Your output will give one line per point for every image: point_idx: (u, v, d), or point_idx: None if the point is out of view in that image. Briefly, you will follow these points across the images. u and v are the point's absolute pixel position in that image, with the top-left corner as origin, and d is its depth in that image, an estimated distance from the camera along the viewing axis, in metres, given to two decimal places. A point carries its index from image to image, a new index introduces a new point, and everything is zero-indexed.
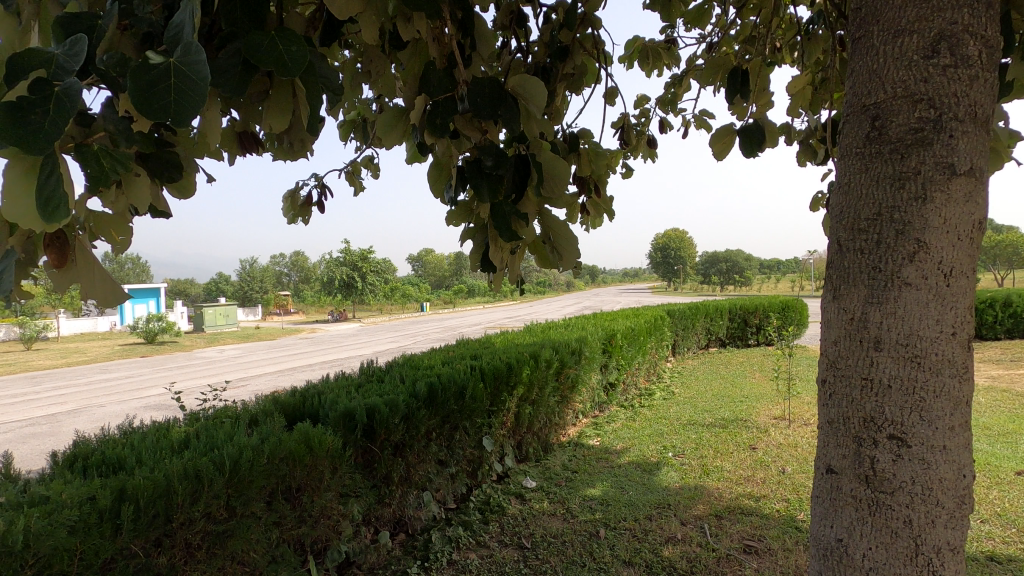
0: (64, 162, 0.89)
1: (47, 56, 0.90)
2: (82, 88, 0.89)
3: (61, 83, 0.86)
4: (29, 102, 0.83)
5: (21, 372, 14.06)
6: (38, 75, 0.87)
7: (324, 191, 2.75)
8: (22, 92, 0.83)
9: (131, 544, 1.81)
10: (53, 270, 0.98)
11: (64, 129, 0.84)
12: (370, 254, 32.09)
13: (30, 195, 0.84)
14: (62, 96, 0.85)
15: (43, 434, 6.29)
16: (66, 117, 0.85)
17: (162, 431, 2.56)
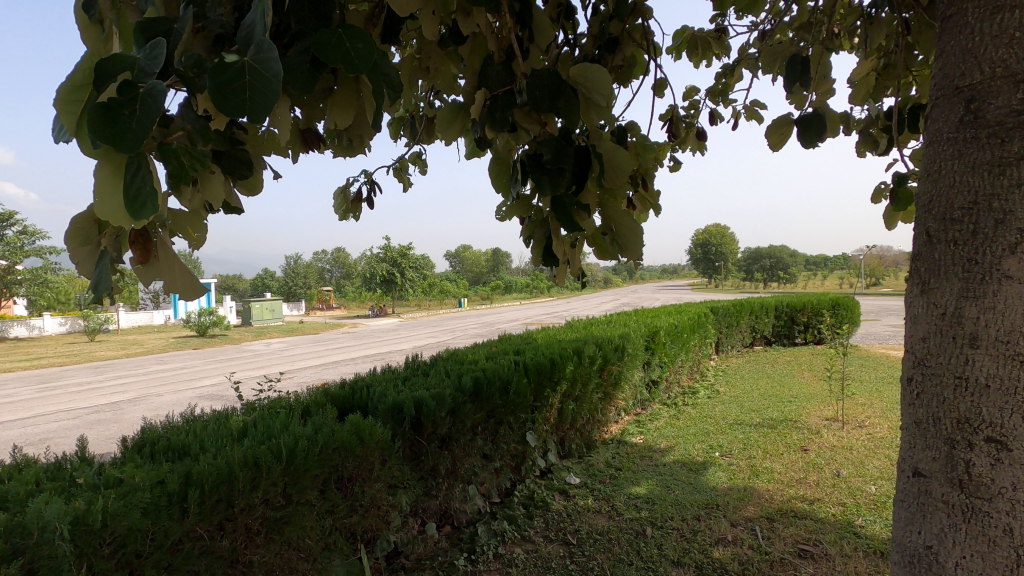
0: (148, 158, 0.94)
1: (130, 61, 0.93)
2: (163, 90, 0.93)
3: (146, 85, 0.91)
4: (118, 103, 0.88)
5: (85, 362, 14.86)
6: (124, 79, 0.91)
7: (373, 187, 2.81)
8: (112, 94, 0.87)
9: (197, 527, 1.88)
10: (137, 266, 1.04)
11: (149, 129, 0.88)
12: (409, 250, 32.48)
13: (119, 193, 0.89)
14: (146, 98, 0.90)
15: (107, 421, 6.64)
16: (150, 117, 0.89)
17: (221, 419, 2.66)
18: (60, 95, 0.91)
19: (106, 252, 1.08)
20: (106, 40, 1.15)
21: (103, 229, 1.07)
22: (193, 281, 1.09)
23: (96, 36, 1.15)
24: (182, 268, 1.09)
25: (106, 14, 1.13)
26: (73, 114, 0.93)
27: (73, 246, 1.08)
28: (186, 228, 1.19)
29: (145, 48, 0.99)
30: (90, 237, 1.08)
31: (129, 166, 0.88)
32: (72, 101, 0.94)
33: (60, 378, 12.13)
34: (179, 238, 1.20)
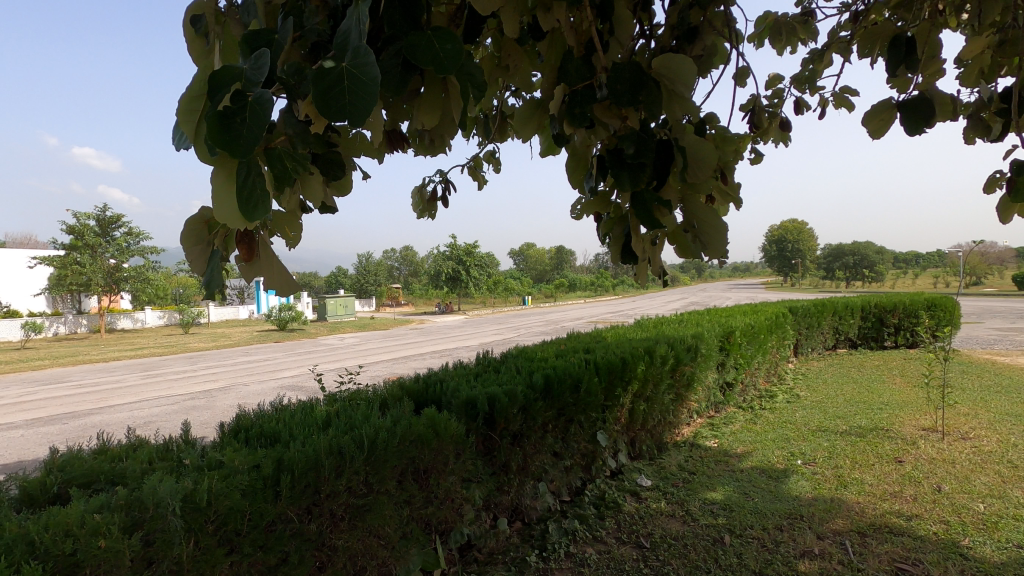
0: (257, 162, 1.00)
1: (239, 71, 0.99)
2: (269, 98, 0.98)
3: (254, 94, 0.97)
4: (232, 112, 0.94)
5: (181, 353, 16.17)
6: (234, 89, 0.98)
7: (448, 186, 2.86)
8: (227, 104, 0.94)
9: (287, 510, 1.98)
10: (243, 264, 1.12)
11: (258, 136, 0.94)
12: (474, 249, 32.88)
13: (232, 195, 0.97)
14: (254, 105, 0.96)
15: (202, 407, 7.17)
16: (259, 123, 0.94)
17: (307, 409, 2.81)
18: (181, 106, 0.98)
19: (217, 252, 1.17)
20: (211, 52, 1.24)
21: (215, 230, 1.16)
22: (291, 279, 1.15)
23: (202, 49, 1.25)
24: (281, 267, 1.16)
25: (211, 29, 1.23)
26: (191, 121, 1.01)
27: (188, 246, 1.17)
28: (284, 228, 1.26)
29: (251, 57, 1.05)
30: (202, 237, 1.17)
31: (241, 171, 0.95)
32: (190, 110, 1.01)
33: (161, 366, 13.25)
34: (279, 238, 1.28)
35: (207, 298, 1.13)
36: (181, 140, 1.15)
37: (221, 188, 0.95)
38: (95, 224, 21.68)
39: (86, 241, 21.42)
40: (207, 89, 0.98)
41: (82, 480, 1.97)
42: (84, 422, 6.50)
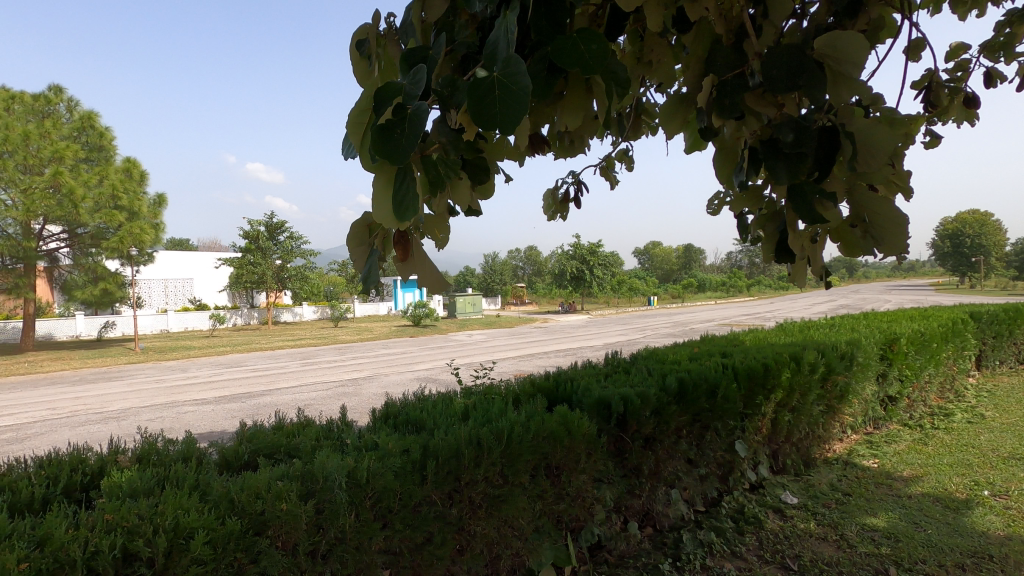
0: (412, 170, 1.09)
1: (399, 86, 1.09)
2: (425, 110, 1.07)
3: (413, 107, 1.06)
4: (393, 124, 1.03)
5: (332, 344, 18.03)
6: (396, 103, 1.07)
7: (580, 187, 2.87)
8: (389, 117, 1.04)
9: (432, 494, 2.12)
10: (399, 261, 1.22)
11: (415, 145, 1.02)
12: (599, 248, 32.43)
13: (389, 200, 1.07)
14: (412, 117, 1.04)
15: (351, 394, 7.94)
16: (416, 133, 1.03)
17: (447, 400, 3.00)
18: (353, 122, 1.10)
19: (375, 251, 1.29)
20: (373, 71, 1.37)
21: (374, 233, 1.30)
22: (438, 278, 1.23)
23: (365, 69, 1.39)
24: (430, 265, 1.24)
25: (374, 50, 1.36)
26: (359, 133, 1.12)
27: (352, 246, 1.30)
28: (433, 229, 1.35)
29: (409, 73, 1.14)
30: (363, 239, 1.30)
31: (399, 178, 1.05)
32: (357, 124, 1.13)
33: (315, 356, 14.87)
34: (429, 239, 1.38)
35: (365, 293, 1.25)
36: (348, 151, 1.28)
37: (381, 194, 1.05)
38: (264, 230, 24.92)
39: (258, 244, 24.69)
40: (374, 103, 1.08)
41: (265, 450, 2.29)
42: (258, 402, 7.51)
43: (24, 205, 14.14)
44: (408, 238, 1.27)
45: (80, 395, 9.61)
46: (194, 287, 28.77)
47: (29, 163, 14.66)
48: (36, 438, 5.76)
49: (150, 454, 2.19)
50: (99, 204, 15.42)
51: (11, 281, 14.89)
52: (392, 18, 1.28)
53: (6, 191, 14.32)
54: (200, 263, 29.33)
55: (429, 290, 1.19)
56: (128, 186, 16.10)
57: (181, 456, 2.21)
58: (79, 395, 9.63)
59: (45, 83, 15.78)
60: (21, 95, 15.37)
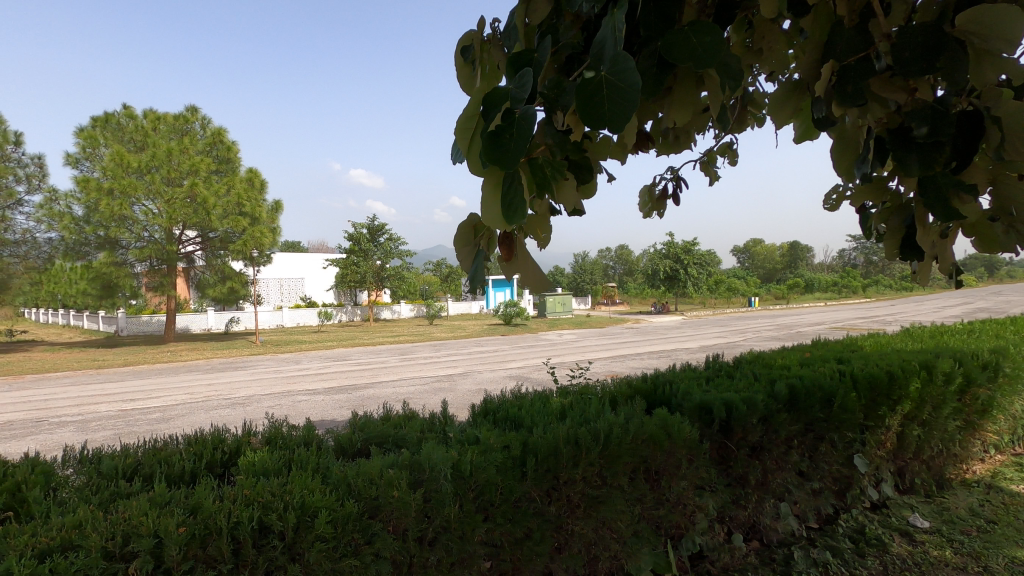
0: (517, 172, 1.12)
1: (506, 92, 1.11)
2: (532, 113, 1.09)
3: (520, 111, 1.08)
4: (501, 130, 1.06)
5: (429, 341, 18.81)
6: (504, 108, 1.10)
7: (679, 183, 2.78)
8: (498, 123, 1.06)
9: (531, 491, 2.15)
10: (504, 261, 1.26)
11: (523, 148, 1.05)
12: (694, 246, 31.12)
13: (497, 203, 1.10)
14: (518, 120, 1.07)
15: (447, 389, 8.25)
16: (524, 136, 1.05)
17: (544, 399, 3.03)
18: (462, 130, 1.14)
19: (481, 251, 1.34)
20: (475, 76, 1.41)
21: (479, 233, 1.34)
22: (540, 277, 1.25)
23: (468, 75, 1.43)
24: (534, 265, 1.27)
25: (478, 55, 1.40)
26: (467, 140, 1.16)
27: (459, 246, 1.35)
28: (536, 229, 1.37)
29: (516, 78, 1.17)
30: (469, 240, 1.35)
31: (506, 181, 1.07)
32: (466, 130, 1.18)
33: (413, 352, 15.59)
34: (531, 238, 1.40)
35: (470, 291, 1.30)
36: (457, 154, 1.34)
37: (490, 197, 1.09)
38: (367, 232, 26.46)
39: (360, 246, 26.29)
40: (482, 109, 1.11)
41: (376, 440, 2.44)
42: (363, 394, 8.02)
43: (167, 212, 16.07)
44: (512, 238, 1.30)
45: (212, 382, 10.77)
46: (305, 286, 31.18)
47: (171, 175, 16.64)
48: (178, 419, 6.51)
49: (276, 438, 2.41)
50: (227, 211, 17.13)
51: (157, 280, 16.99)
52: (496, 24, 1.30)
53: (153, 201, 16.33)
54: (311, 264, 31.76)
55: (532, 290, 1.22)
56: (250, 195, 17.72)
57: (304, 440, 2.41)
58: (210, 382, 10.78)
59: (184, 105, 17.85)
60: (165, 116, 17.49)
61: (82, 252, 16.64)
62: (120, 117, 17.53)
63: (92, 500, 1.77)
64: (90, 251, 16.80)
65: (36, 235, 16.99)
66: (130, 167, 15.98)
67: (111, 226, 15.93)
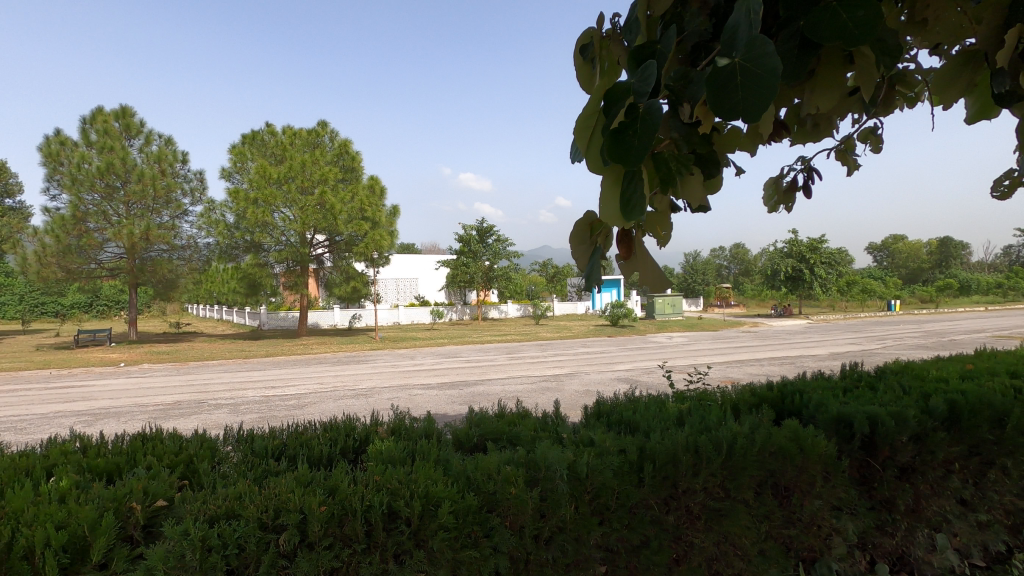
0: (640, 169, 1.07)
1: (628, 86, 1.07)
2: (657, 107, 1.04)
3: (644, 105, 1.03)
4: (624, 126, 1.02)
5: (535, 341, 19.00)
6: (627, 103, 1.06)
7: (810, 174, 2.54)
8: (621, 118, 1.02)
9: (649, 498, 2.09)
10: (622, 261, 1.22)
11: (648, 144, 1.00)
12: (821, 244, 28.46)
13: (617, 201, 1.06)
14: (644, 116, 1.02)
15: (553, 389, 8.27)
16: (650, 131, 1.00)
17: (659, 403, 2.93)
18: (580, 131, 1.11)
19: (598, 249, 1.31)
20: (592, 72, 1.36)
21: (596, 231, 1.31)
22: (662, 278, 1.20)
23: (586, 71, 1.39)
24: (654, 265, 1.22)
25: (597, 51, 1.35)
26: (586, 138, 1.13)
27: (574, 245, 1.34)
28: (655, 227, 1.32)
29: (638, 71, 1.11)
30: (585, 238, 1.33)
31: (628, 179, 1.03)
32: (586, 128, 1.14)
33: (519, 351, 15.82)
34: (650, 236, 1.34)
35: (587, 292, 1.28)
36: (578, 154, 1.32)
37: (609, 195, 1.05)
38: (476, 234, 27.31)
39: (470, 247, 27.20)
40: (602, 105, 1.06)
41: (492, 435, 2.50)
42: (472, 390, 8.28)
43: (301, 218, 17.76)
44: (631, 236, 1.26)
45: (337, 374, 11.68)
46: (419, 286, 32.89)
47: (305, 185, 18.35)
48: (311, 406, 7.15)
49: (400, 428, 2.56)
50: (352, 216, 18.50)
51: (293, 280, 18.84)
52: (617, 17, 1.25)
53: (290, 208, 18.11)
54: (424, 264, 33.43)
55: (652, 292, 1.17)
56: (372, 201, 18.97)
57: (424, 433, 2.53)
58: (337, 374, 11.72)
59: (316, 120, 19.56)
60: (301, 131, 19.29)
61: (233, 256, 18.84)
62: (264, 134, 19.63)
63: (248, 475, 1.99)
64: (239, 254, 18.97)
65: (198, 241, 19.43)
66: (271, 178, 17.84)
67: (255, 232, 17.88)
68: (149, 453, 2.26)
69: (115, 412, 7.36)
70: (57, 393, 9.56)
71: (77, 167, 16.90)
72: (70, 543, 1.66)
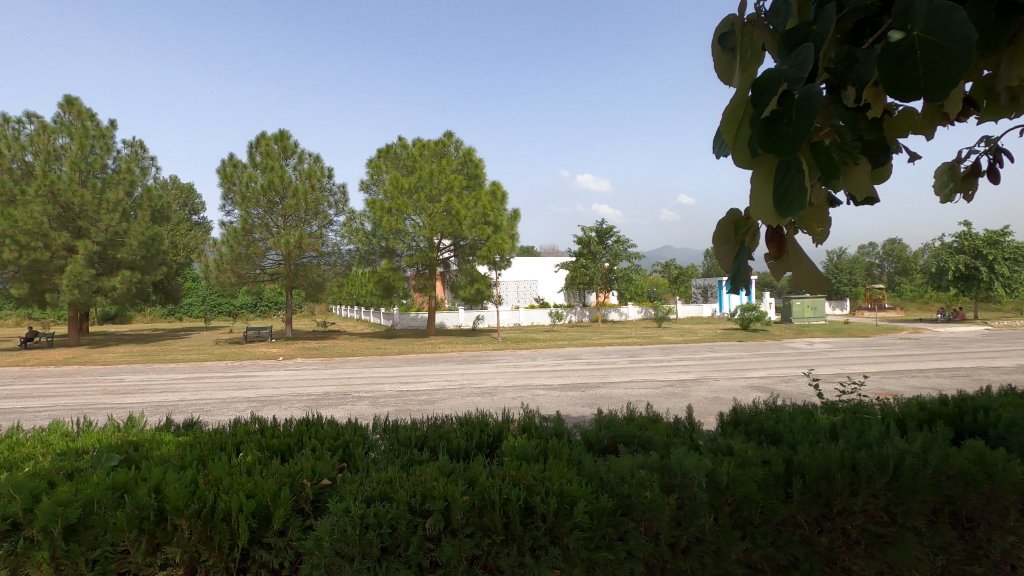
0: (797, 160, 0.99)
1: (781, 74, 1.00)
2: (816, 91, 0.96)
3: (802, 91, 0.96)
4: (779, 116, 0.95)
5: (658, 344, 18.39)
6: (781, 90, 0.98)
7: (997, 155, 2.19)
8: (773, 109, 0.96)
9: (797, 515, 1.94)
10: (772, 259, 1.15)
11: (809, 132, 0.93)
12: (1004, 237, 24.24)
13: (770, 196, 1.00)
14: (802, 104, 0.94)
15: (680, 394, 7.93)
16: (810, 119, 0.93)
17: (806, 414, 2.70)
18: (726, 126, 1.04)
19: (745, 248, 1.25)
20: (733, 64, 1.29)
21: (741, 230, 1.26)
22: (820, 278, 1.11)
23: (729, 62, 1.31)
24: (809, 265, 1.13)
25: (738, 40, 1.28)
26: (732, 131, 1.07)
27: (718, 244, 1.29)
28: (811, 223, 1.22)
29: (793, 57, 1.04)
30: (730, 237, 1.27)
31: (781, 171, 0.96)
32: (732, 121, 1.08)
33: (642, 355, 15.39)
34: (804, 233, 1.25)
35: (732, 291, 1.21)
36: (722, 147, 1.26)
37: (759, 188, 1.00)
38: (596, 235, 27.11)
39: (590, 249, 27.05)
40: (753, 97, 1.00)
41: (622, 438, 2.48)
42: (595, 393, 8.22)
43: (430, 225, 18.92)
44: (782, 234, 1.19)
45: (464, 372, 12.23)
46: (538, 288, 33.38)
47: (433, 194, 19.42)
48: (441, 402, 7.56)
49: (530, 426, 2.62)
50: (476, 221, 19.26)
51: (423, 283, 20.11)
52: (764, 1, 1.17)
53: (420, 216, 19.28)
54: (545, 267, 33.86)
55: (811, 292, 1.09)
56: (494, 206, 19.61)
57: (554, 431, 2.57)
58: (464, 372, 12.26)
59: (442, 131, 20.64)
60: (430, 143, 20.50)
61: (371, 261, 20.51)
62: (398, 148, 21.15)
63: (396, 461, 2.17)
64: (376, 259, 20.61)
65: (341, 248, 21.22)
66: (403, 189, 19.16)
67: (390, 239, 19.34)
68: (314, 437, 2.55)
69: (277, 399, 8.36)
70: (233, 381, 11.07)
71: (246, 186, 19.47)
72: (257, 510, 1.93)
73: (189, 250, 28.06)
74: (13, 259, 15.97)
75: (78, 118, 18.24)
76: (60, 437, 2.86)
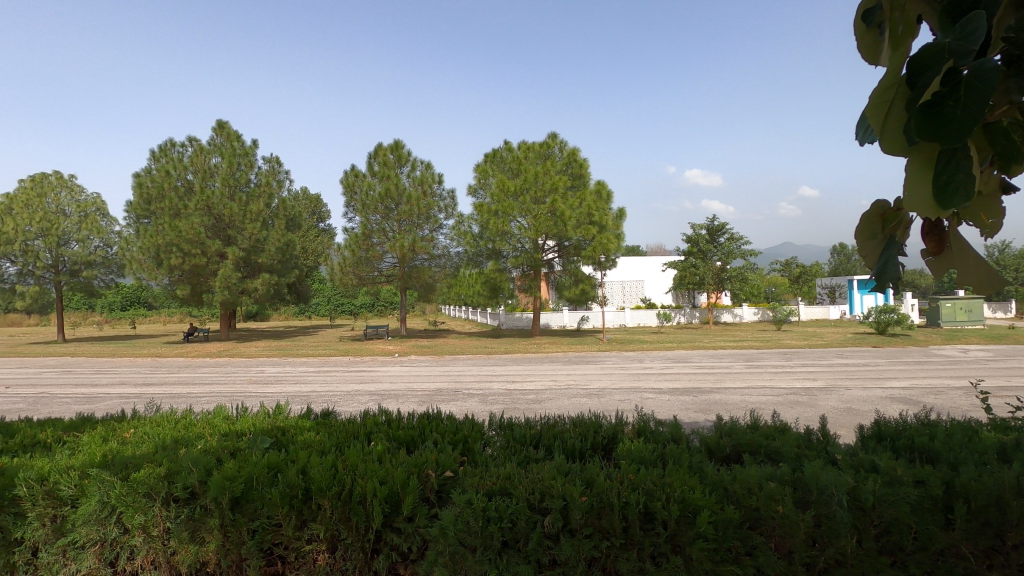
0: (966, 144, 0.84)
1: (943, 45, 0.85)
2: (991, 64, 0.80)
3: (973, 65, 0.80)
4: (943, 94, 0.80)
5: (778, 348, 17.13)
6: (943, 64, 0.83)
7: None
8: (936, 87, 0.80)
9: (961, 545, 1.72)
10: (931, 259, 1.02)
11: (983, 112, 0.77)
12: None
13: (927, 185, 0.86)
14: (972, 79, 0.79)
15: (805, 403, 7.31)
16: (985, 98, 0.77)
17: (967, 431, 2.38)
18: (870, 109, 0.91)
19: (895, 243, 1.12)
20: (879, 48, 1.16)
21: (887, 224, 1.14)
22: (991, 277, 0.96)
23: (874, 43, 1.17)
24: (977, 262, 0.97)
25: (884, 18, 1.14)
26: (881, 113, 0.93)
27: (861, 240, 1.17)
28: (979, 214, 1.05)
29: (958, 25, 0.89)
30: (876, 231, 1.15)
31: (944, 159, 0.82)
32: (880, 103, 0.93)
33: (760, 359, 14.43)
34: (972, 227, 1.08)
35: (880, 291, 1.09)
36: (866, 134, 1.15)
37: (915, 178, 0.86)
38: (707, 233, 25.86)
39: (700, 247, 25.86)
40: (905, 73, 0.85)
41: (747, 447, 2.34)
42: (708, 398, 7.84)
43: (535, 227, 19.16)
44: (944, 228, 1.05)
45: (569, 373, 12.25)
46: (645, 288, 32.51)
47: (537, 195, 19.63)
48: (549, 402, 7.64)
49: (646, 430, 2.56)
50: (580, 221, 19.19)
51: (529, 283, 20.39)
52: None
53: (525, 217, 19.56)
54: (652, 266, 32.90)
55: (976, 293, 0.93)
56: (599, 205, 19.43)
57: (670, 436, 2.49)
58: (569, 373, 12.27)
59: (547, 133, 20.83)
60: (535, 145, 20.77)
61: (478, 262, 21.18)
62: (504, 151, 21.65)
63: (514, 458, 2.24)
64: (483, 261, 21.25)
65: (450, 250, 22.18)
66: (509, 191, 19.53)
67: (497, 240, 19.80)
68: (435, 430, 2.70)
69: (394, 393, 8.93)
70: (356, 375, 12.01)
71: (366, 195, 21.00)
72: (389, 495, 2.09)
73: (317, 255, 30.78)
74: (179, 264, 18.52)
75: (228, 139, 20.55)
76: (224, 419, 3.28)
